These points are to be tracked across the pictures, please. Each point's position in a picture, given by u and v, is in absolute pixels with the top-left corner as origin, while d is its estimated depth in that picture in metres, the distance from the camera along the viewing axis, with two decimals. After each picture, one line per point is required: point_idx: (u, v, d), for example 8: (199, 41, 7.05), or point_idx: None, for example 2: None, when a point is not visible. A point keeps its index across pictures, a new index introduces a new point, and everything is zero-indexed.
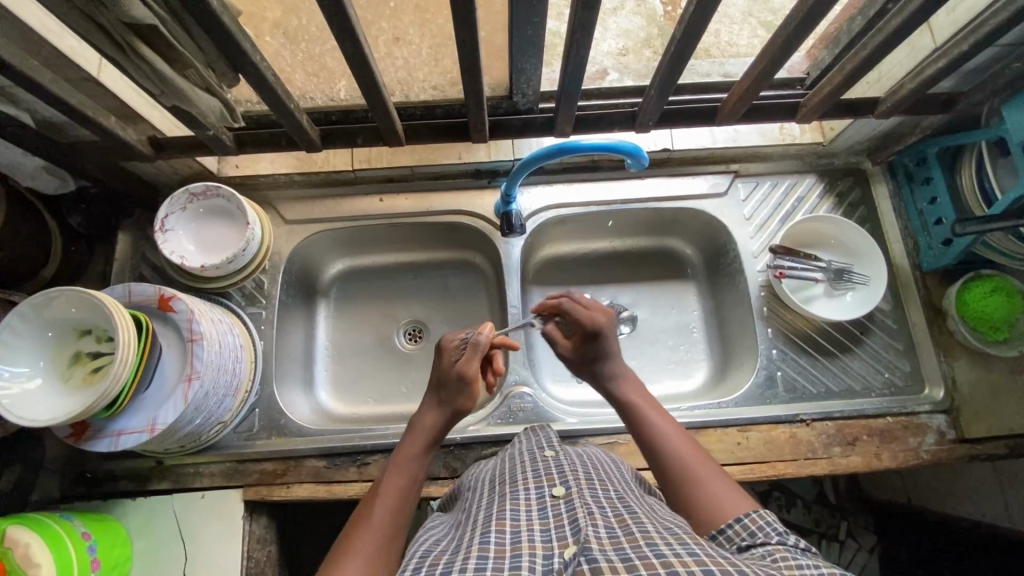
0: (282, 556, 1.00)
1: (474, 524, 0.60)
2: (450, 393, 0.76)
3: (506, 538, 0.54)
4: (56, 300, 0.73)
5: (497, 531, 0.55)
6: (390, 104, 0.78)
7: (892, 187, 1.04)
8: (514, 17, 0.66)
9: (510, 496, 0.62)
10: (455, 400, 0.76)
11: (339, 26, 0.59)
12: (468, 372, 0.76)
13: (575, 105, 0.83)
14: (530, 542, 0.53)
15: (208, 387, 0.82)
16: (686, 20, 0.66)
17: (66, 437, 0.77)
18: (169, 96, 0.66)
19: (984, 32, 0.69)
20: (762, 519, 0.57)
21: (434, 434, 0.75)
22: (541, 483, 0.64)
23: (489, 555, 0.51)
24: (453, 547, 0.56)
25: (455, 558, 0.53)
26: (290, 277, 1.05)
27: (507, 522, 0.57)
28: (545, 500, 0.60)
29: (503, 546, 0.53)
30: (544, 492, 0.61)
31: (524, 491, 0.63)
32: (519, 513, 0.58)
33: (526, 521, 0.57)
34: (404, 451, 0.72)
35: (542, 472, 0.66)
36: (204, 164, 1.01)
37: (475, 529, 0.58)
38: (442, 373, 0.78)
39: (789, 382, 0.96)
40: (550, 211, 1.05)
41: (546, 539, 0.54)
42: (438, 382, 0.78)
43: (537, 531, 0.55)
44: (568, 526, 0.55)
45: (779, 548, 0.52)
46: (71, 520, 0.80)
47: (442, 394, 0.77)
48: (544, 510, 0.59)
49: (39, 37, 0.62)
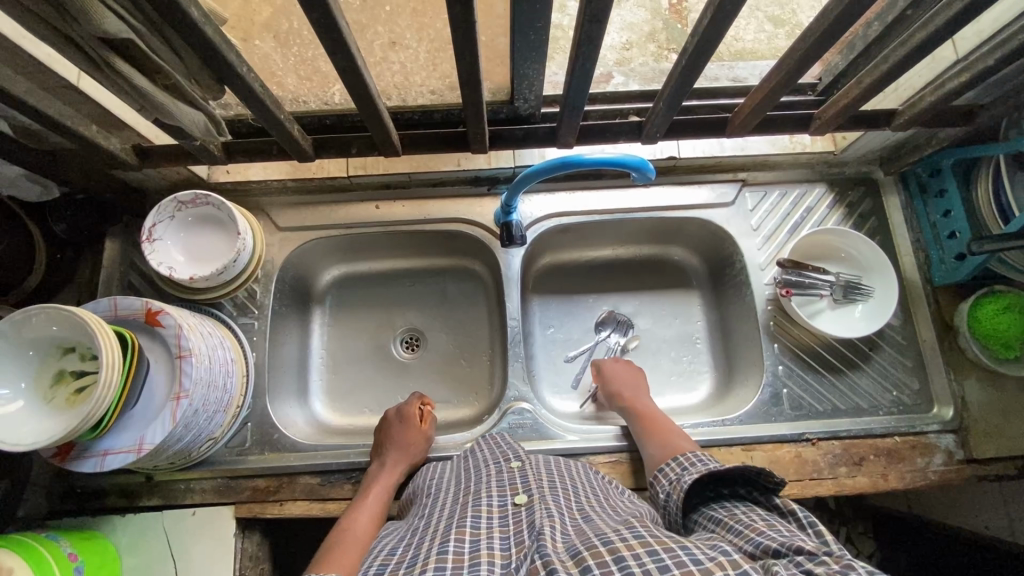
0: (274, 570, 0.98)
1: (433, 530, 0.59)
2: (393, 454, 0.87)
3: (466, 547, 0.53)
4: (37, 317, 0.70)
5: (456, 540, 0.54)
6: (386, 113, 0.74)
7: (904, 198, 1.00)
8: (516, 23, 0.62)
9: (473, 503, 0.62)
10: (414, 451, 0.88)
11: (329, 37, 0.56)
12: (411, 436, 0.89)
13: (579, 116, 0.80)
14: (489, 549, 0.53)
15: (198, 405, 0.80)
16: (699, 31, 0.62)
17: (51, 457, 0.75)
18: (149, 108, 0.63)
19: (1011, 46, 0.66)
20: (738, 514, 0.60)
21: (393, 483, 0.85)
22: (504, 492, 0.64)
23: (446, 565, 0.50)
24: (412, 555, 0.55)
25: (411, 567, 0.52)
26: (284, 287, 1.02)
27: (467, 530, 0.56)
28: (507, 508, 0.61)
29: (460, 555, 0.52)
30: (506, 501, 0.62)
31: (487, 499, 0.63)
32: (478, 522, 0.58)
33: (487, 529, 0.57)
34: (368, 494, 0.83)
35: (506, 482, 0.67)
36: (192, 169, 0.97)
37: (433, 538, 0.56)
38: (404, 428, 0.90)
39: (795, 400, 0.94)
40: (551, 220, 1.02)
41: (505, 547, 0.54)
42: (397, 436, 0.89)
43: (496, 539, 0.55)
44: (525, 531, 0.55)
45: (753, 522, 0.58)
46: (56, 541, 0.78)
47: (393, 454, 0.87)
48: (504, 517, 0.59)
49: (12, 47, 0.58)
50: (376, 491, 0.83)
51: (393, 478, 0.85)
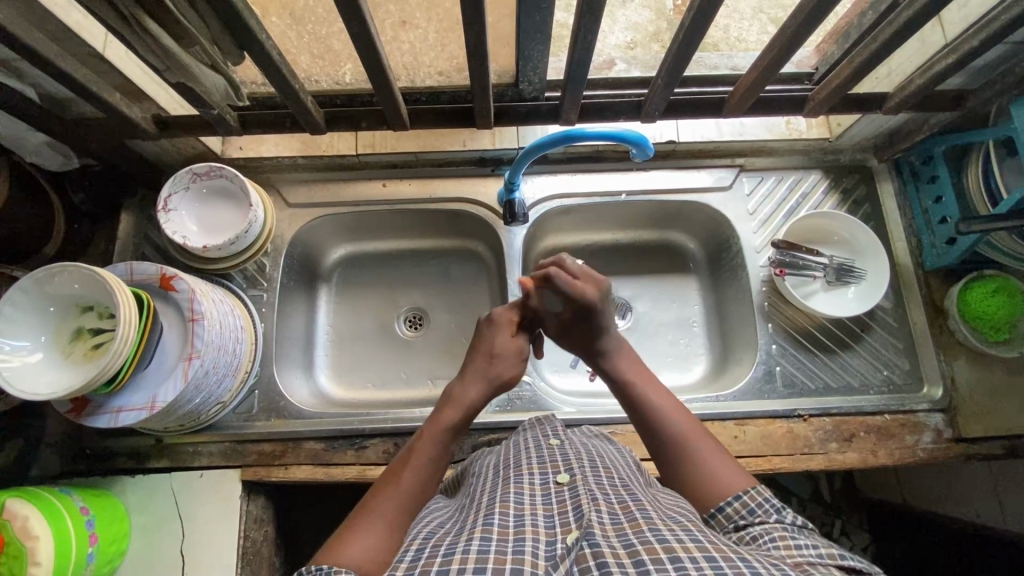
0: (277, 536, 1.01)
1: (477, 507, 0.58)
2: (498, 368, 0.76)
3: (510, 521, 0.52)
4: (60, 275, 0.73)
5: (500, 514, 0.53)
6: (395, 87, 0.78)
7: (897, 185, 1.03)
8: (522, 2, 0.65)
9: (515, 479, 0.61)
10: (502, 369, 0.76)
11: (345, 4, 0.59)
12: (520, 350, 0.79)
13: (581, 94, 0.83)
14: (534, 526, 0.51)
15: (208, 366, 0.82)
16: (694, 8, 0.65)
17: (66, 412, 0.77)
18: (173, 70, 0.66)
19: (993, 28, 0.69)
20: (761, 496, 0.58)
21: (473, 407, 0.72)
22: (545, 470, 0.62)
23: (492, 537, 0.50)
24: (457, 528, 0.55)
25: (457, 539, 0.51)
26: (292, 261, 1.05)
27: (511, 505, 0.55)
28: (548, 487, 0.59)
29: (505, 528, 0.51)
30: (549, 479, 0.60)
31: (529, 477, 0.61)
32: (522, 497, 0.57)
33: (530, 506, 0.55)
34: (439, 422, 0.69)
35: (547, 459, 0.65)
36: (207, 145, 1.01)
37: (478, 512, 0.56)
38: (498, 341, 0.78)
39: (788, 377, 0.96)
40: (554, 201, 1.05)
41: (550, 524, 0.52)
42: (491, 351, 0.77)
43: (541, 516, 0.53)
44: (571, 512, 0.53)
45: (778, 527, 0.54)
46: (69, 495, 0.81)
47: (489, 365, 0.76)
48: (547, 495, 0.57)
49: (43, 9, 0.62)
50: (454, 415, 0.70)
51: (475, 401, 0.72)
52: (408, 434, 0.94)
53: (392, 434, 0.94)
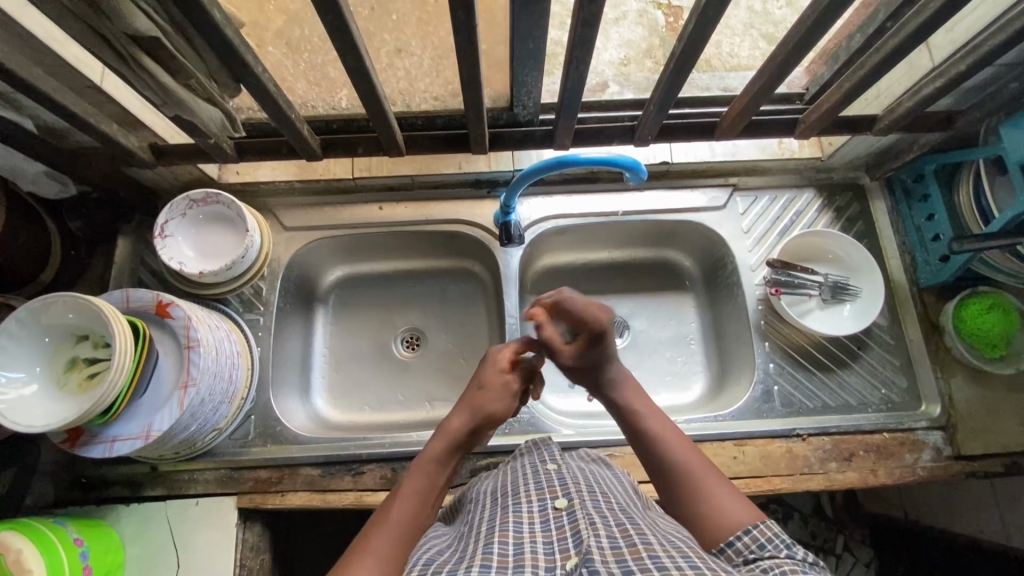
0: (274, 562, 1.00)
1: (476, 535, 0.57)
2: (487, 399, 0.76)
3: (509, 550, 0.52)
4: (54, 306, 0.73)
5: (498, 543, 0.53)
6: (391, 114, 0.78)
7: (890, 203, 1.04)
8: (515, 31, 0.66)
9: (512, 507, 0.60)
10: (490, 403, 0.76)
11: (340, 37, 0.60)
12: (513, 386, 0.78)
13: (575, 118, 0.84)
14: (533, 553, 0.51)
15: (204, 394, 0.82)
16: (685, 36, 0.66)
17: (61, 442, 0.77)
18: (170, 104, 0.67)
19: (979, 54, 0.70)
20: (771, 531, 0.57)
21: (460, 437, 0.73)
22: (543, 495, 0.62)
23: (492, 565, 0.50)
24: (456, 557, 0.54)
25: (457, 567, 0.51)
26: (289, 284, 1.05)
27: (509, 533, 0.55)
28: (547, 513, 0.58)
29: (504, 558, 0.51)
30: (547, 505, 0.60)
31: (527, 503, 0.60)
32: (520, 525, 0.56)
33: (529, 533, 0.55)
34: (430, 453, 0.71)
35: (544, 485, 0.64)
36: (204, 170, 1.01)
37: (477, 540, 0.55)
38: (486, 373, 0.79)
39: (786, 396, 0.96)
40: (549, 221, 1.05)
41: (549, 551, 0.52)
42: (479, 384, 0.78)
43: (540, 543, 0.53)
44: (570, 538, 0.53)
45: (789, 564, 0.53)
46: (64, 526, 0.80)
47: (479, 398, 0.76)
48: (545, 522, 0.57)
49: (42, 46, 0.63)
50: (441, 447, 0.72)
51: (459, 429, 0.73)
52: (405, 458, 0.93)
53: (389, 459, 0.93)
